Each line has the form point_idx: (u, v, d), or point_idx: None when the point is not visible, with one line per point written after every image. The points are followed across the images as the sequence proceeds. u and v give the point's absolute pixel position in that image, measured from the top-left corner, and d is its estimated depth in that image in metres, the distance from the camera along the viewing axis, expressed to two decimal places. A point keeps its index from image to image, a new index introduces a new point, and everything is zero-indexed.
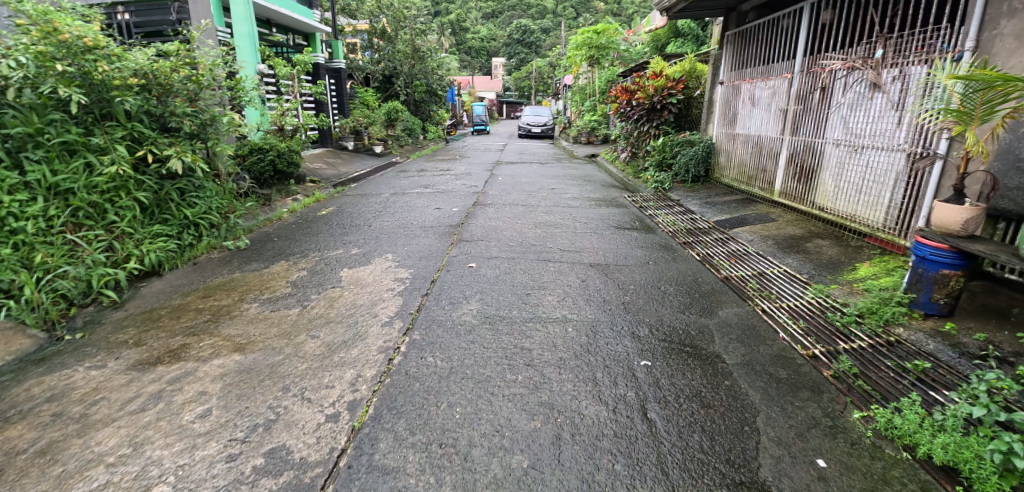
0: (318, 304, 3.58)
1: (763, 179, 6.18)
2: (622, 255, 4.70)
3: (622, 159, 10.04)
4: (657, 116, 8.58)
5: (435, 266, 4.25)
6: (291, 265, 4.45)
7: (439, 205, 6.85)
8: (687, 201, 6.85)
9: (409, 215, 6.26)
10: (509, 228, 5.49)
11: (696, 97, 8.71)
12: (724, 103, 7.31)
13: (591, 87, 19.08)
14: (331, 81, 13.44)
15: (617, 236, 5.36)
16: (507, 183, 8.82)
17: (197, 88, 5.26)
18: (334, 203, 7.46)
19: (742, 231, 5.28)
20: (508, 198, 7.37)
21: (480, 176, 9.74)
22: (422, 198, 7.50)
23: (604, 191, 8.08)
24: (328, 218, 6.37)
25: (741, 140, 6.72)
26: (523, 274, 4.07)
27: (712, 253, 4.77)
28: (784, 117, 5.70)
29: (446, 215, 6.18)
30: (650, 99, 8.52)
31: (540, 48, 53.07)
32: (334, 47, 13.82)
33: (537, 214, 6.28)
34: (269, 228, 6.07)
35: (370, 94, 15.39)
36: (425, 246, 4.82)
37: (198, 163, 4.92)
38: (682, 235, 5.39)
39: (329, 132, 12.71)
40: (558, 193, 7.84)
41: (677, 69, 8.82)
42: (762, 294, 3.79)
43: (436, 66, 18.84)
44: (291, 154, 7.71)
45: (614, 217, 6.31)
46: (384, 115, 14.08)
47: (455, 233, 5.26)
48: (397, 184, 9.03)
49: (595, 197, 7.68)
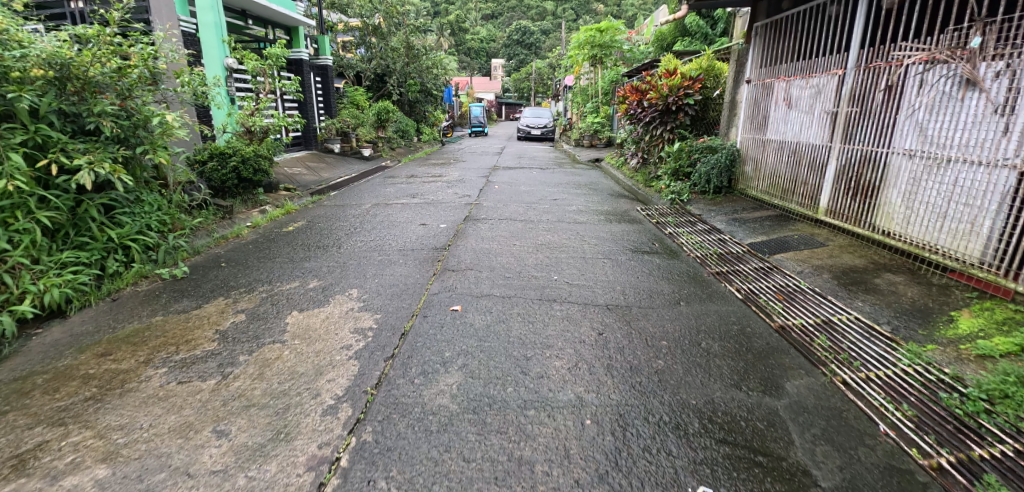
0: (245, 371, 2.66)
1: (801, 192, 5.29)
2: (645, 290, 3.76)
3: (631, 166, 9.11)
4: (672, 118, 7.66)
5: (408, 309, 3.33)
6: (228, 307, 3.52)
7: (425, 220, 5.92)
8: (710, 217, 5.93)
9: (388, 233, 5.33)
10: (504, 252, 4.56)
11: (714, 98, 7.80)
12: (750, 104, 6.41)
13: (594, 88, 18.19)
14: (316, 78, 12.49)
15: (634, 263, 4.43)
16: (504, 192, 7.88)
17: (127, 83, 4.34)
18: (307, 216, 6.53)
19: (786, 258, 4.37)
20: (505, 210, 6.44)
21: (474, 182, 8.81)
22: (407, 210, 6.56)
23: (613, 203, 7.16)
24: (293, 236, 5.44)
25: (773, 147, 5.82)
26: (521, 321, 3.15)
27: (754, 288, 3.85)
28: (831, 120, 4.81)
29: (431, 233, 5.26)
30: (664, 99, 7.60)
31: (541, 48, 52.20)
32: (321, 42, 12.87)
33: (538, 232, 5.36)
34: (221, 249, 5.14)
35: (360, 93, 14.45)
36: (400, 278, 3.89)
37: (120, 175, 3.97)
38: (712, 261, 4.47)
39: (313, 133, 11.77)
40: (561, 204, 6.90)
41: (694, 66, 7.90)
42: (835, 354, 2.89)
43: (432, 64, 17.91)
44: (258, 160, 6.77)
45: (628, 235, 5.37)
46: (374, 116, 13.17)
47: (439, 259, 4.34)
48: (381, 193, 8.09)
49: (603, 209, 6.74)
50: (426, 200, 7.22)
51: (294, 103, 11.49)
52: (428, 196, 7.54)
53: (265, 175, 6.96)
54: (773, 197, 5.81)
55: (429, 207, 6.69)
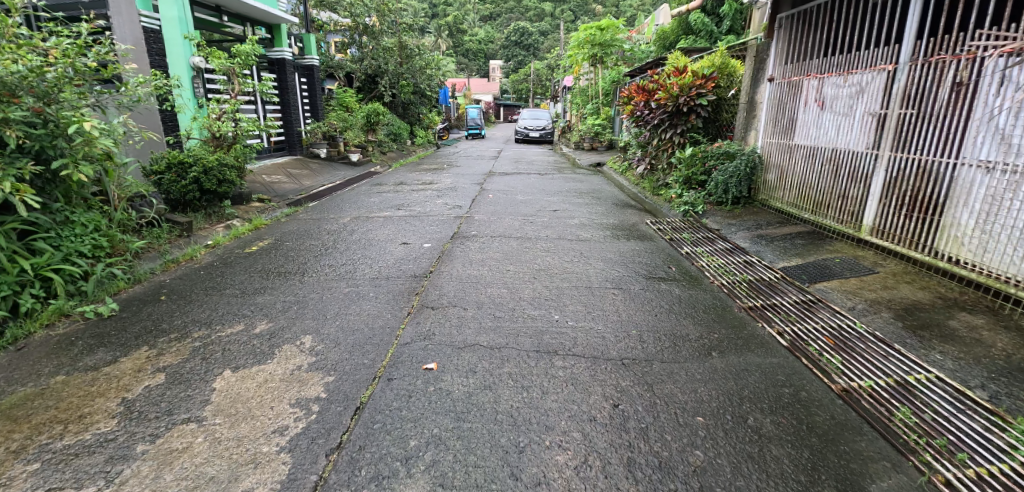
0: (137, 472, 1.97)
1: (838, 206, 4.60)
2: (667, 333, 3.05)
3: (637, 172, 8.42)
4: (682, 120, 6.96)
5: (372, 367, 2.63)
6: (150, 363, 2.83)
7: (407, 237, 5.22)
8: (731, 232, 5.23)
9: (363, 255, 4.63)
10: (495, 280, 3.86)
11: (728, 98, 7.08)
12: (773, 105, 5.72)
13: (594, 89, 17.53)
14: (301, 79, 11.76)
15: (649, 294, 3.71)
16: (499, 202, 7.18)
17: (45, 85, 3.65)
18: (276, 232, 5.83)
19: (831, 289, 3.67)
20: (498, 224, 5.72)
21: (466, 191, 8.10)
22: (389, 224, 5.85)
23: (619, 215, 6.45)
24: (254, 258, 4.73)
25: (801, 154, 5.14)
26: (512, 386, 2.45)
27: (799, 329, 3.16)
28: (879, 124, 4.13)
29: (411, 255, 4.55)
30: (674, 100, 6.90)
31: (539, 48, 51.49)
32: (306, 41, 12.14)
33: (535, 253, 4.65)
34: (169, 275, 4.44)
35: (350, 95, 13.74)
36: (366, 320, 3.19)
37: (28, 195, 3.27)
38: (742, 292, 3.77)
39: (297, 136, 11.04)
40: (562, 217, 6.19)
41: (705, 64, 7.19)
42: (927, 435, 2.20)
43: (426, 64, 17.17)
44: (223, 169, 6.08)
45: (639, 256, 4.66)
46: (363, 118, 12.44)
47: (416, 291, 3.65)
48: (364, 203, 7.38)
49: (610, 222, 6.03)
50: (411, 211, 6.51)
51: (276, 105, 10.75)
52: (414, 207, 6.83)
53: (232, 185, 6.26)
54: (803, 211, 5.12)
55: (415, 220, 5.99)
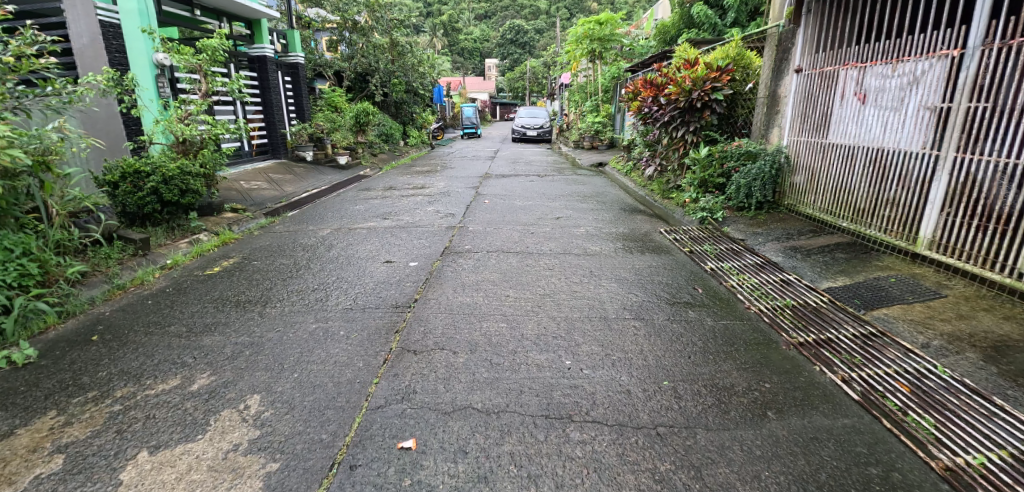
0: None
1: (884, 215, 4.00)
2: (707, 384, 2.43)
3: (645, 173, 7.80)
4: (696, 117, 6.34)
5: (331, 449, 2.02)
6: (50, 441, 2.21)
7: (391, 253, 4.59)
8: (759, 243, 4.61)
9: (337, 277, 3.99)
10: (491, 310, 3.24)
11: (745, 92, 6.45)
12: (800, 99, 5.11)
13: (593, 86, 16.91)
14: (285, 78, 11.07)
15: (676, 326, 3.08)
16: (495, 208, 6.52)
17: None
18: (246, 247, 5.19)
19: (893, 318, 3.06)
20: (494, 235, 5.08)
21: (460, 196, 7.45)
22: (372, 236, 5.22)
23: (629, 222, 5.82)
24: (214, 283, 4.10)
25: (837, 155, 4.53)
26: (514, 476, 1.84)
27: (868, 375, 2.55)
28: (940, 120, 3.52)
29: (393, 277, 3.92)
30: (687, 95, 6.26)
31: (535, 46, 50.71)
32: (290, 38, 11.23)
33: (538, 271, 4.02)
34: (112, 306, 3.81)
35: (338, 94, 13.07)
36: (332, 373, 2.57)
37: None
38: (786, 322, 3.15)
39: (280, 138, 10.39)
40: (566, 225, 5.54)
41: (719, 55, 6.56)
42: None
43: (419, 62, 16.48)
44: (186, 178, 5.45)
45: (657, 273, 4.03)
46: (352, 118, 11.77)
47: (396, 327, 3.02)
48: (348, 211, 6.73)
49: (620, 231, 5.39)
50: (399, 221, 5.87)
51: (257, 104, 10.08)
52: (403, 215, 6.18)
53: (197, 195, 5.63)
54: (839, 218, 4.51)
55: (402, 232, 5.36)
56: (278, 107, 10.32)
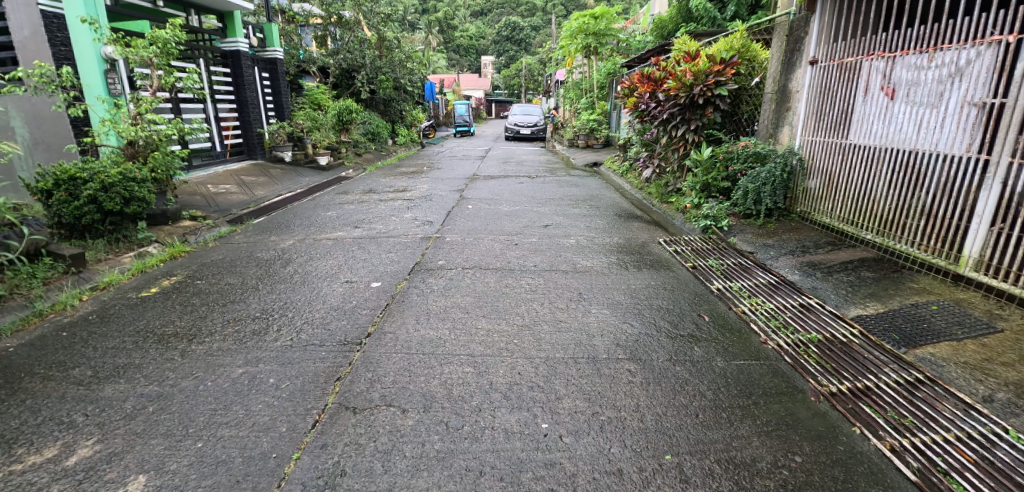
0: None
1: (918, 227, 3.48)
2: (722, 461, 1.89)
3: (642, 175, 7.24)
4: (697, 114, 5.77)
5: None
6: None
7: (353, 270, 4.04)
8: (771, 257, 4.07)
9: (285, 302, 3.44)
10: (456, 348, 2.69)
11: (751, 88, 5.89)
12: (816, 94, 4.58)
13: (588, 82, 16.35)
14: (263, 75, 10.44)
15: (680, 369, 2.52)
16: (479, 214, 5.95)
17: None
18: (196, 262, 4.62)
19: (941, 359, 2.54)
20: (473, 247, 4.53)
21: (442, 200, 6.88)
22: (337, 248, 4.66)
23: (624, 230, 5.26)
24: (145, 310, 3.53)
25: (860, 157, 4.00)
26: None
27: (924, 442, 2.02)
28: (991, 119, 2.99)
29: (348, 301, 3.36)
30: (688, 89, 5.69)
31: (530, 43, 50.04)
32: (268, 31, 10.54)
33: (519, 293, 3.46)
34: (19, 339, 3.24)
35: (321, 91, 12.46)
36: (245, 443, 2.03)
37: None
38: (812, 362, 2.61)
39: (256, 138, 9.80)
40: (555, 235, 4.97)
41: (722, 46, 6.00)
42: None
43: (407, 58, 15.87)
44: (129, 184, 4.87)
45: (657, 295, 3.48)
46: (334, 117, 11.17)
47: (338, 374, 2.47)
48: (319, 217, 6.15)
49: (615, 241, 4.82)
50: (370, 229, 5.30)
51: (230, 102, 9.48)
52: (376, 223, 5.61)
53: (145, 204, 5.05)
54: (862, 229, 3.98)
55: (371, 242, 4.80)
56: (253, 105, 9.73)
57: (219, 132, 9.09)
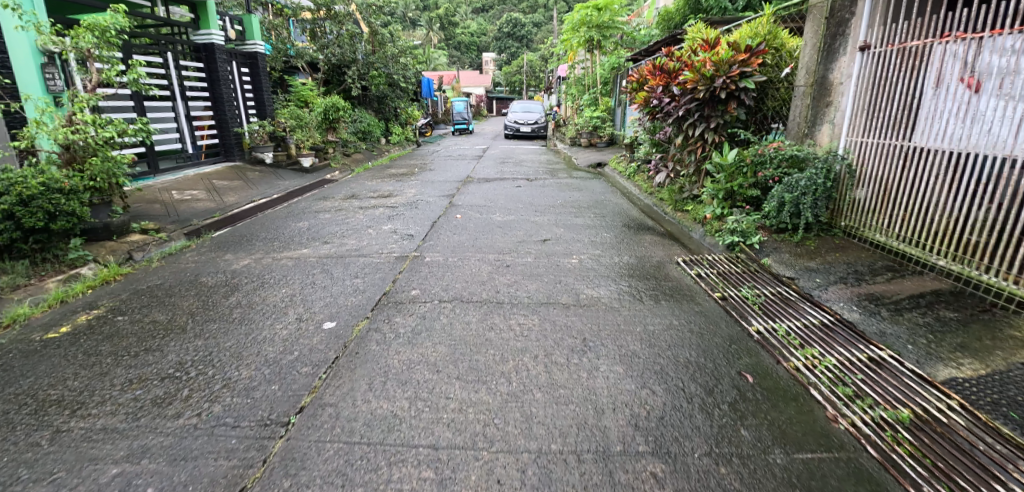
0: None
1: (1017, 253, 2.75)
2: None
3: (653, 178, 6.49)
4: (718, 111, 5.03)
5: None
6: None
7: (308, 301, 3.32)
8: (816, 287, 3.35)
9: (212, 351, 2.73)
10: (415, 435, 1.96)
11: (780, 80, 5.13)
12: (867, 87, 3.84)
13: (592, 78, 15.58)
14: (242, 70, 9.68)
15: (727, 471, 1.79)
16: (468, 225, 5.21)
17: None
18: (129, 288, 3.91)
19: None
20: (456, 270, 3.79)
21: (429, 207, 6.14)
22: (296, 271, 3.94)
23: (635, 246, 4.52)
24: (38, 361, 2.80)
25: (928, 164, 3.28)
26: None
27: None
28: None
29: (289, 351, 2.64)
30: (708, 82, 4.92)
31: (532, 38, 49.16)
32: (247, 23, 9.77)
33: (507, 338, 2.73)
34: None
35: (309, 88, 11.74)
36: None
37: None
38: (909, 457, 1.88)
39: (233, 138, 9.06)
40: (554, 253, 4.22)
41: (746, 34, 5.25)
42: None
43: (401, 53, 15.10)
44: (54, 197, 4.14)
45: (682, 340, 2.75)
46: (320, 114, 10.39)
47: (244, 482, 1.76)
48: (288, 228, 5.42)
49: (625, 261, 4.08)
50: (340, 245, 4.57)
51: (204, 100, 8.74)
52: (349, 236, 4.88)
53: (76, 218, 4.33)
54: (932, 253, 3.25)
55: (337, 263, 4.07)
56: (230, 103, 8.99)
57: (191, 131, 8.36)
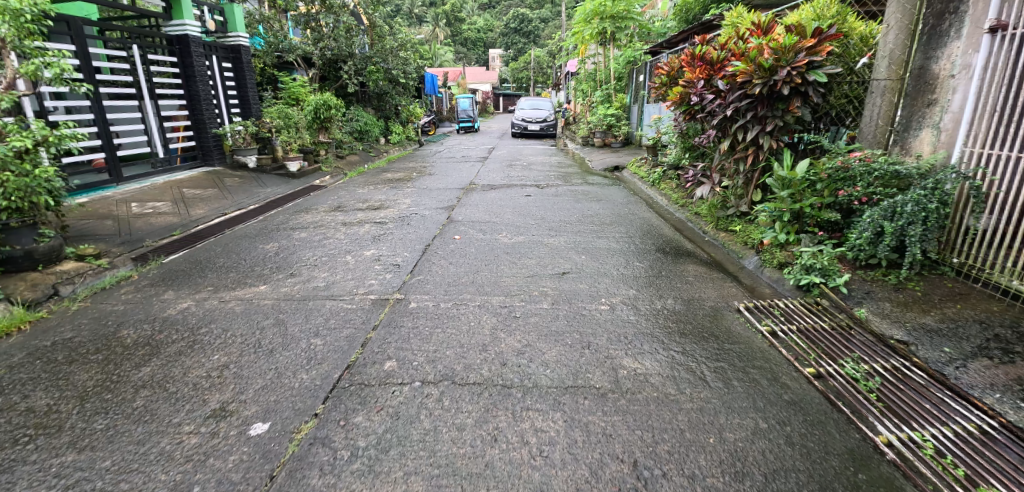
0: None
1: None
2: None
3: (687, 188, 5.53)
4: (776, 110, 4.06)
5: None
6: None
7: (243, 379, 2.40)
8: (949, 362, 2.40)
9: (81, 480, 1.83)
10: None
11: (853, 72, 4.19)
12: (1000, 82, 2.89)
13: (605, 73, 14.57)
14: (224, 65, 8.73)
15: None
16: (469, 248, 4.26)
17: None
18: (31, 344, 3.02)
19: None
20: (449, 323, 2.86)
21: (424, 223, 5.20)
22: (242, 322, 3.02)
23: (679, 283, 3.58)
24: None
25: None
26: None
27: None
28: None
29: (187, 487, 1.75)
30: (766, 77, 3.97)
31: (540, 33, 47.95)
32: (230, 14, 8.83)
33: (522, 459, 1.81)
34: None
35: (301, 85, 10.87)
36: None
37: None
38: None
39: (213, 141, 8.19)
40: (577, 294, 3.28)
41: (807, 17, 4.33)
42: None
43: (402, 46, 14.09)
44: None
45: (786, 466, 1.81)
46: (311, 114, 9.36)
47: None
48: (253, 252, 4.52)
49: (670, 309, 3.14)
50: (307, 279, 3.65)
51: (179, 98, 7.87)
52: (322, 265, 3.95)
53: None
54: None
55: (297, 309, 3.15)
56: (208, 102, 8.11)
57: (162, 134, 7.51)
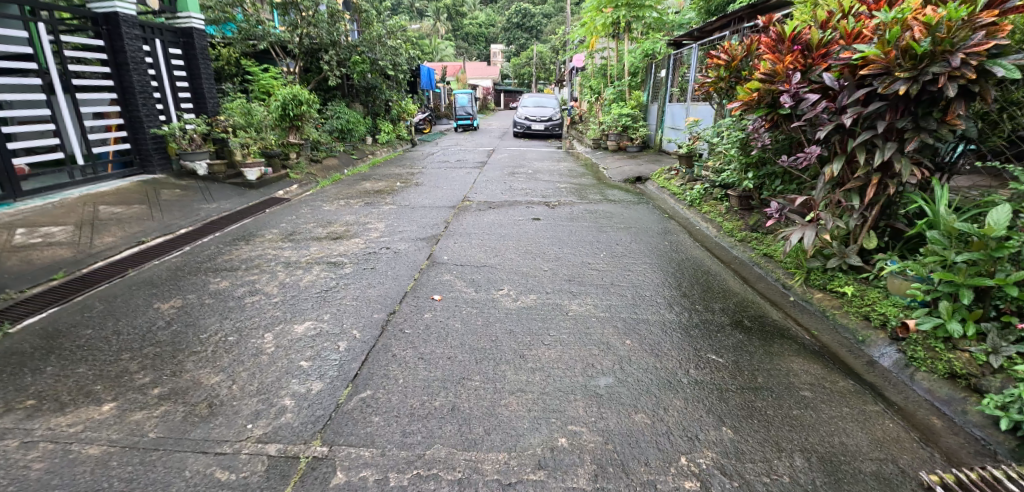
0: None
1: None
2: None
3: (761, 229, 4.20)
4: (927, 121, 2.69)
5: None
6: None
7: None
8: None
9: None
10: None
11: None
12: None
13: (618, 69, 13.07)
14: (169, 51, 7.26)
15: None
16: (453, 319, 2.81)
17: None
18: None
19: None
20: None
21: (395, 264, 3.78)
22: None
23: (794, 409, 2.19)
24: None
25: None
26: None
27: None
28: None
29: None
30: (919, 68, 2.60)
31: (543, 28, 46.40)
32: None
33: None
34: None
35: (273, 77, 9.40)
36: None
37: None
38: None
39: (152, 143, 6.76)
40: (634, 445, 1.88)
41: None
42: None
43: (392, 34, 12.51)
44: None
45: None
46: (279, 109, 7.91)
47: None
48: (140, 317, 3.09)
49: (809, 491, 1.74)
50: (186, 391, 2.24)
51: (108, 91, 6.45)
52: (226, 354, 2.54)
53: None
54: None
55: (132, 479, 1.74)
56: (146, 95, 6.67)
57: (83, 135, 6.08)
